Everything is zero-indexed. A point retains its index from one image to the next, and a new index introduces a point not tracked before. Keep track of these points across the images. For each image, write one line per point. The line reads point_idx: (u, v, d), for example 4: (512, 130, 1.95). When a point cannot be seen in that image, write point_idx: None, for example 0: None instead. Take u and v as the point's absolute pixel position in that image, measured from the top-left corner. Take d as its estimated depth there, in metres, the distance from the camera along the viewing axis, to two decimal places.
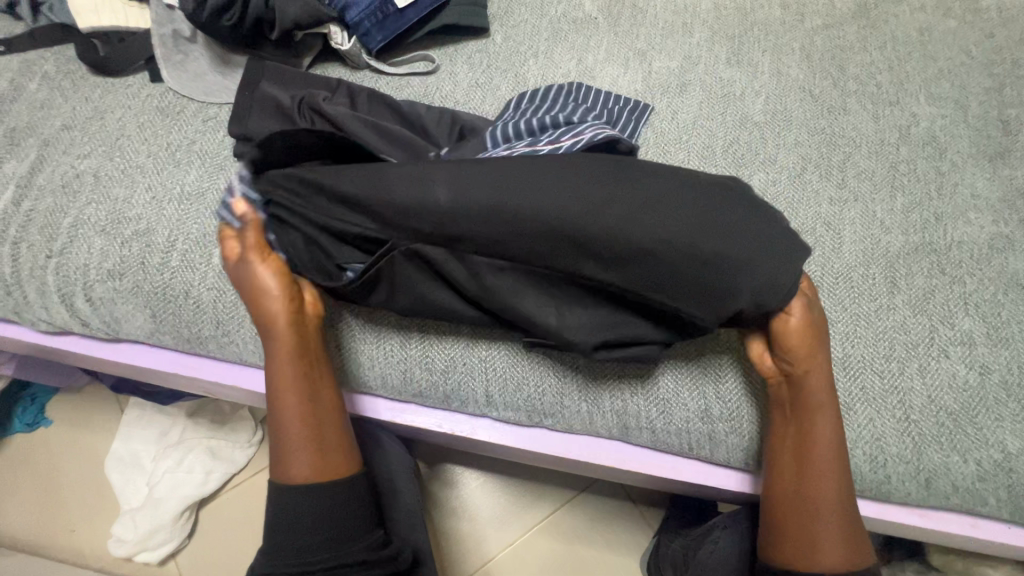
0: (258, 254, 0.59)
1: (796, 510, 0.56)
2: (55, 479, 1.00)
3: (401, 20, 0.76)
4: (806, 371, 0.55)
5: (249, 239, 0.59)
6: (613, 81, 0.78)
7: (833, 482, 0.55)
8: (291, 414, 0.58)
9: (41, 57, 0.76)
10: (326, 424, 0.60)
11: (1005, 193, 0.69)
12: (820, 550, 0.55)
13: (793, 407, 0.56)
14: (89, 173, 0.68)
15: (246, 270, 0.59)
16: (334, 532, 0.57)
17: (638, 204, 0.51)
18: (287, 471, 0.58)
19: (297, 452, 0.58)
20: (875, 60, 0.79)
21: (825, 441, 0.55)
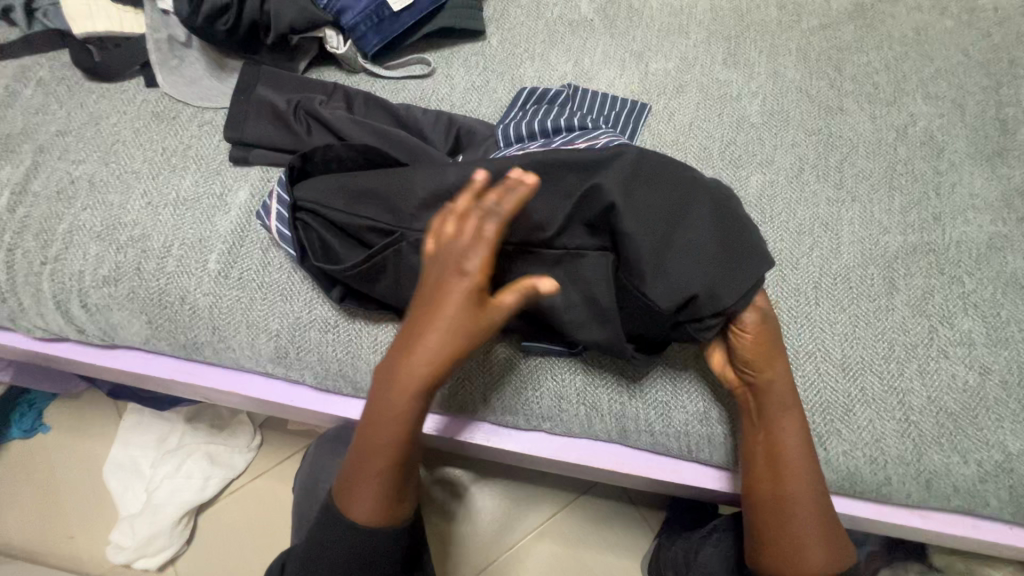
0: (491, 316, 0.50)
1: (776, 515, 0.55)
2: (53, 486, 0.99)
3: (396, 24, 0.76)
4: (768, 376, 0.55)
5: (504, 304, 0.50)
6: (610, 83, 0.78)
7: (807, 485, 0.54)
8: (394, 460, 0.54)
9: (36, 62, 0.76)
10: (410, 473, 0.57)
11: (1003, 192, 0.69)
12: (805, 554, 0.54)
13: (759, 414, 0.56)
14: (84, 179, 0.68)
15: (460, 315, 0.50)
16: (356, 560, 0.56)
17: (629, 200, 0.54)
18: (359, 511, 0.55)
19: (370, 496, 0.55)
20: (872, 60, 0.79)
21: (795, 443, 0.55)
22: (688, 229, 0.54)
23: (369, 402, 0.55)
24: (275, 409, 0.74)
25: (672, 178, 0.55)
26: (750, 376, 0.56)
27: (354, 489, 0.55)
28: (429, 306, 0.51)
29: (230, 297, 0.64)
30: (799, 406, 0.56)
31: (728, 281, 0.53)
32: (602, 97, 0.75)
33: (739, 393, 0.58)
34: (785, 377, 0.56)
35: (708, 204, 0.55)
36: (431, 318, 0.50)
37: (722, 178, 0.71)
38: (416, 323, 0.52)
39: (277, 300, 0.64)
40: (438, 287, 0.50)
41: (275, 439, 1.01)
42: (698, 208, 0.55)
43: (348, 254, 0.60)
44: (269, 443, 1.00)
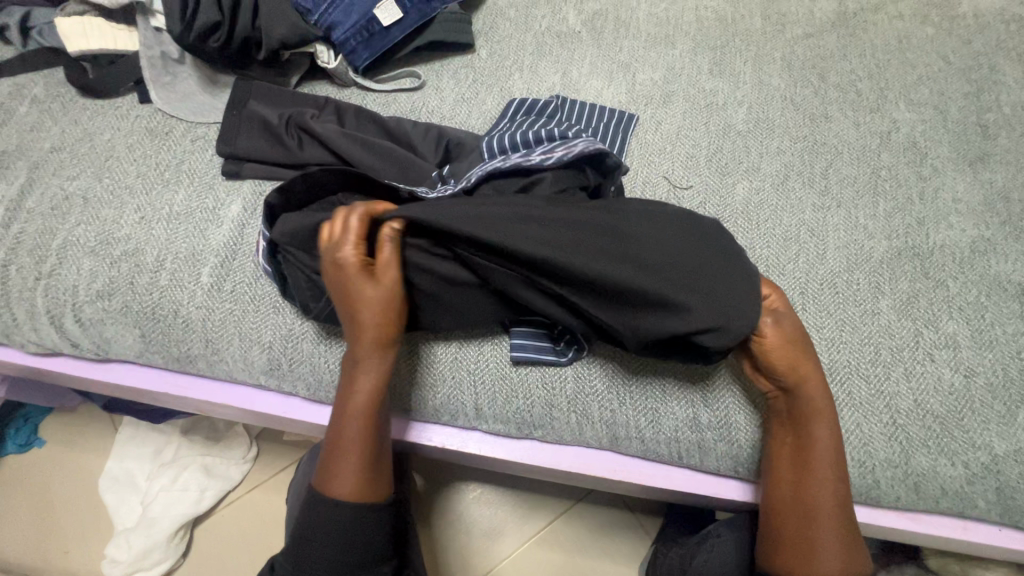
0: (387, 271, 0.56)
1: (798, 519, 0.56)
2: (48, 500, 0.99)
3: (386, 38, 0.77)
4: (801, 381, 0.56)
5: (386, 263, 0.56)
6: (598, 93, 0.79)
7: (831, 493, 0.55)
8: (355, 435, 0.58)
9: (31, 80, 0.77)
10: (382, 450, 0.60)
11: (985, 197, 0.70)
12: (819, 555, 0.55)
13: (792, 419, 0.57)
14: (78, 195, 0.69)
15: (364, 280, 0.55)
16: (344, 557, 0.58)
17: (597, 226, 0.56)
18: (334, 487, 0.58)
19: (348, 473, 0.58)
20: (855, 68, 0.80)
21: (827, 449, 0.55)
22: (681, 270, 0.55)
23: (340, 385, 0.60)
24: (269, 421, 0.74)
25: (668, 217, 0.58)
26: (784, 382, 0.56)
27: (331, 470, 0.59)
28: (344, 285, 0.56)
29: (223, 310, 0.64)
30: (835, 418, 0.56)
31: (733, 307, 0.54)
32: (594, 108, 0.76)
33: (772, 399, 0.58)
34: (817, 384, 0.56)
35: (707, 248, 0.57)
36: (348, 297, 0.56)
37: (709, 186, 0.72)
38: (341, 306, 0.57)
39: (270, 313, 0.64)
40: (340, 270, 0.55)
41: (271, 450, 1.01)
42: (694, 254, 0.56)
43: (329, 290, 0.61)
44: (265, 455, 1.00)
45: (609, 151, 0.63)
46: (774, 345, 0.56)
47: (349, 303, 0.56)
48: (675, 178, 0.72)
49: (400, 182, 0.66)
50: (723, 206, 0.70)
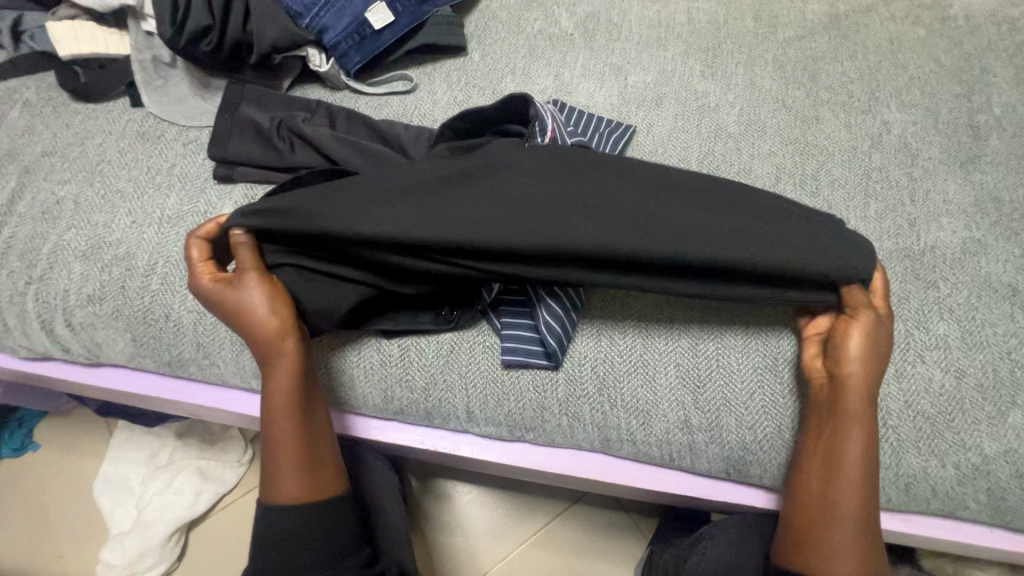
0: (247, 278, 0.57)
1: (821, 520, 0.54)
2: (42, 505, 0.99)
3: (378, 42, 0.77)
4: (867, 371, 0.55)
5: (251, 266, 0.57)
6: (590, 96, 0.79)
7: (862, 497, 0.54)
8: (284, 436, 0.58)
9: (22, 84, 0.77)
10: (319, 446, 0.60)
11: (976, 198, 0.70)
12: (838, 560, 0.53)
13: (829, 413, 0.55)
14: (69, 200, 0.69)
15: (229, 298, 0.57)
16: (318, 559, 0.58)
17: (505, 179, 0.55)
18: (275, 493, 0.58)
19: (290, 475, 0.58)
20: (846, 69, 0.80)
21: (861, 449, 0.54)
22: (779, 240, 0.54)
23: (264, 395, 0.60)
24: (262, 424, 0.74)
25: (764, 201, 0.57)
26: (835, 368, 0.55)
27: (271, 478, 0.59)
28: (232, 302, 0.57)
29: (214, 314, 0.64)
30: (875, 424, 0.55)
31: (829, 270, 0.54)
32: (593, 117, 0.76)
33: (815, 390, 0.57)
34: (876, 383, 0.55)
35: (829, 239, 0.55)
36: (231, 318, 0.58)
37: None
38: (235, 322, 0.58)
39: None
40: (224, 290, 0.57)
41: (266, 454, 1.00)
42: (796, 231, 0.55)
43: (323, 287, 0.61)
44: (260, 458, 1.00)
45: (534, 100, 0.64)
46: (856, 331, 0.55)
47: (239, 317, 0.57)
48: None
49: None
50: None
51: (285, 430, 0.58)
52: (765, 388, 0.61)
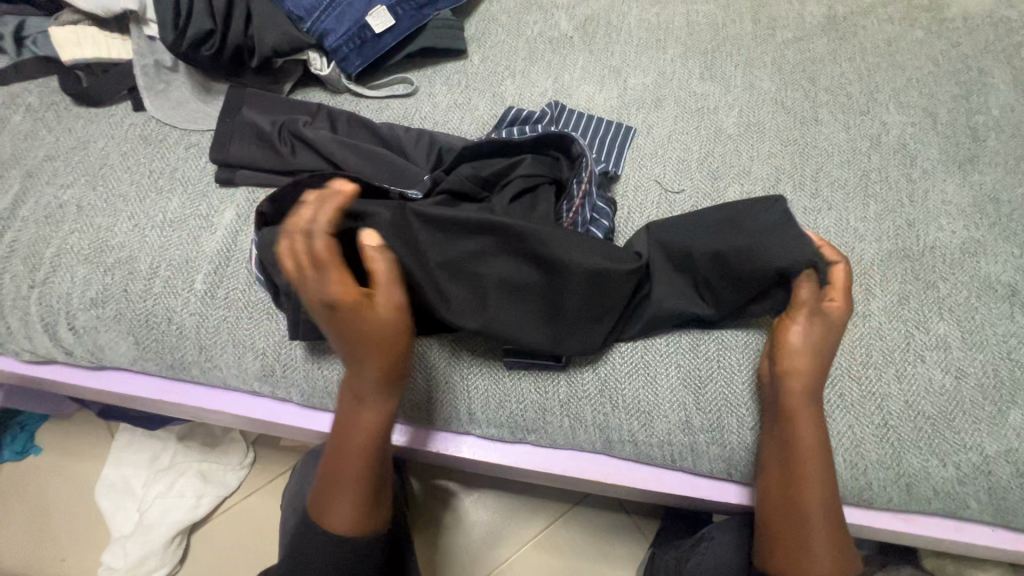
0: (381, 300, 0.58)
1: (788, 509, 0.58)
2: (45, 508, 0.99)
3: (378, 45, 0.78)
4: (807, 360, 0.59)
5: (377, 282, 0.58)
6: (590, 98, 0.79)
7: (822, 480, 0.57)
8: (359, 471, 0.60)
9: (25, 89, 0.77)
10: (382, 481, 0.64)
11: (975, 198, 0.71)
12: (810, 556, 0.57)
13: (776, 415, 0.59)
14: (72, 204, 0.69)
15: (359, 310, 0.58)
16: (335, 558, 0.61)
17: (555, 241, 0.59)
18: (331, 515, 0.61)
19: (353, 506, 0.61)
20: (845, 71, 0.81)
21: (812, 445, 0.57)
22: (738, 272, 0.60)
23: (339, 422, 0.62)
24: (264, 427, 0.74)
25: (718, 225, 0.62)
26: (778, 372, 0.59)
27: (330, 506, 0.61)
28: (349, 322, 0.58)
29: (217, 317, 0.65)
30: (819, 417, 0.58)
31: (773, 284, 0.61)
32: (594, 120, 0.76)
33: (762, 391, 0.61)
34: (820, 375, 0.59)
35: (777, 249, 0.60)
36: (348, 329, 0.58)
37: (700, 189, 0.72)
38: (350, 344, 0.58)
39: (264, 319, 0.64)
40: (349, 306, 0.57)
41: (268, 456, 1.00)
42: (758, 229, 0.61)
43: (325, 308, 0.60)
44: (262, 461, 1.00)
45: (577, 139, 0.66)
46: (792, 343, 0.60)
47: (359, 338, 0.58)
48: (666, 181, 0.73)
49: (392, 186, 0.66)
50: None
51: (355, 455, 0.60)
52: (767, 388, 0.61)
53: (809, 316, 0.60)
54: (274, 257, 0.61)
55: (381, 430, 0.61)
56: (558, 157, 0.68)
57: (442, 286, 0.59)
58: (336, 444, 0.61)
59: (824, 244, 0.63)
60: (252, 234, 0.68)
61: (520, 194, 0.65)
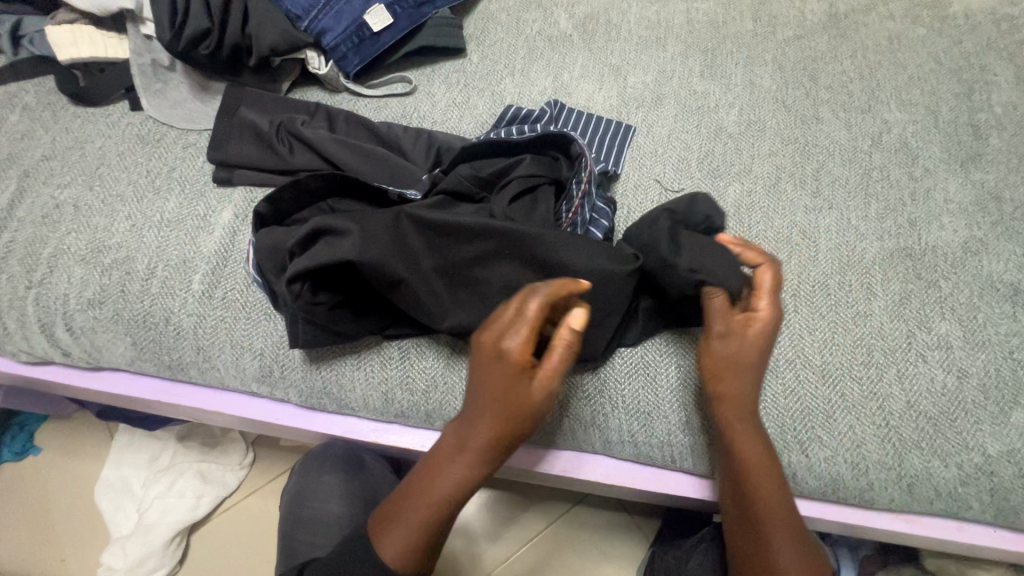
0: (539, 375, 0.52)
1: (742, 522, 0.55)
2: (44, 509, 0.99)
3: (377, 44, 0.77)
4: (734, 376, 0.56)
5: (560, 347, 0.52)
6: (589, 96, 0.79)
7: (775, 491, 0.54)
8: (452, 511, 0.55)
9: (22, 89, 0.77)
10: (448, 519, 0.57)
11: (977, 197, 0.70)
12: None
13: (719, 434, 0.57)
14: (69, 204, 0.69)
15: (516, 373, 0.51)
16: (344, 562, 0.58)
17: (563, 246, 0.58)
18: (388, 548, 0.54)
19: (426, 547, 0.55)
20: (846, 69, 0.80)
21: (759, 461, 0.54)
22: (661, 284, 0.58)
23: (449, 459, 0.54)
24: (263, 427, 0.74)
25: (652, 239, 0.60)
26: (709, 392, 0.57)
27: (404, 544, 0.54)
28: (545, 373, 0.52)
29: (214, 317, 0.64)
30: (760, 432, 0.56)
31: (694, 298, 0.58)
32: (593, 119, 0.76)
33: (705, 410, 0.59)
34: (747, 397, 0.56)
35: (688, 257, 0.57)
36: (490, 380, 0.52)
37: (700, 188, 0.72)
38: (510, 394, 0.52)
39: (261, 319, 0.64)
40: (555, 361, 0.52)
41: (267, 457, 1.00)
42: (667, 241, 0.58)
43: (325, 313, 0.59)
44: (261, 461, 1.00)
45: (576, 138, 0.65)
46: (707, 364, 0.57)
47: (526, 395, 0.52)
48: (666, 180, 0.72)
49: (391, 187, 0.66)
50: None
51: (437, 500, 0.54)
52: (766, 388, 0.61)
53: (720, 335, 0.56)
54: (272, 258, 0.60)
55: (471, 485, 0.55)
56: (558, 156, 0.67)
57: (443, 297, 0.58)
58: (433, 476, 0.55)
59: (742, 246, 0.59)
60: (250, 234, 0.67)
61: (520, 195, 0.64)
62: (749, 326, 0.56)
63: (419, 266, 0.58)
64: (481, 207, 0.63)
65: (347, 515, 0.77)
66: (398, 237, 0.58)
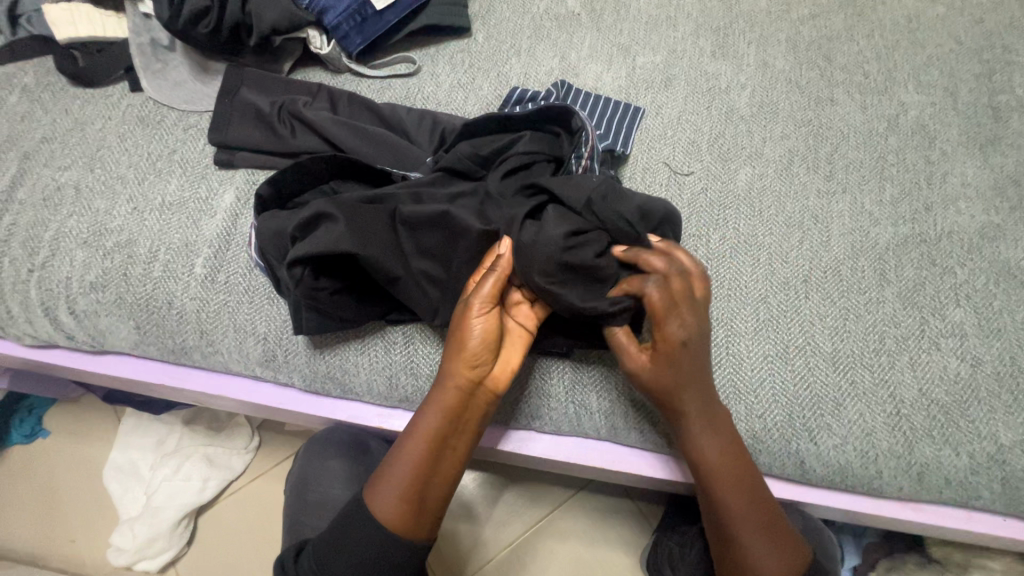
0: (476, 310, 0.54)
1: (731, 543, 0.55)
2: (53, 491, 1.00)
3: (380, 23, 0.75)
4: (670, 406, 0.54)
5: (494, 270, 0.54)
6: (596, 78, 0.77)
7: (756, 507, 0.54)
8: (423, 456, 0.55)
9: (21, 69, 0.76)
10: (431, 482, 0.56)
11: (995, 181, 0.68)
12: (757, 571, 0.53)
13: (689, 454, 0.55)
14: (70, 186, 0.68)
15: (464, 313, 0.55)
16: (340, 542, 0.57)
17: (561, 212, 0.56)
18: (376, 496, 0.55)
19: (397, 492, 0.55)
20: (863, 49, 0.78)
21: (735, 470, 0.54)
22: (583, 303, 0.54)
23: (424, 400, 0.57)
24: (267, 412, 0.74)
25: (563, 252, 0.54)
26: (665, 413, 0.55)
27: (383, 484, 0.56)
28: (480, 293, 0.54)
29: (217, 301, 0.64)
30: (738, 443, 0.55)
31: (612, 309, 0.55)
32: (601, 101, 0.74)
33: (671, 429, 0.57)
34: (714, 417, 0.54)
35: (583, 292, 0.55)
36: (450, 328, 0.56)
37: (710, 171, 0.70)
38: (460, 322, 0.55)
39: (264, 303, 0.64)
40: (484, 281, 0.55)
41: (272, 441, 1.01)
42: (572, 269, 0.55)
43: (325, 301, 0.58)
44: (267, 445, 1.01)
45: (577, 112, 0.63)
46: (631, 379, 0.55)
47: (470, 319, 0.54)
48: (675, 164, 0.71)
49: (394, 168, 0.65)
50: (726, 191, 0.69)
51: (417, 448, 0.56)
52: (776, 375, 0.60)
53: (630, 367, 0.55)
54: (275, 243, 0.60)
55: (443, 424, 0.56)
56: (559, 131, 0.65)
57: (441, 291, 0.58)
58: (413, 416, 0.57)
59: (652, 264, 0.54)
60: (251, 218, 0.67)
61: (516, 170, 0.62)
62: (663, 355, 0.53)
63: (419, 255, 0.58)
64: (478, 185, 0.62)
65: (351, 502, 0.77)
66: (399, 226, 0.58)
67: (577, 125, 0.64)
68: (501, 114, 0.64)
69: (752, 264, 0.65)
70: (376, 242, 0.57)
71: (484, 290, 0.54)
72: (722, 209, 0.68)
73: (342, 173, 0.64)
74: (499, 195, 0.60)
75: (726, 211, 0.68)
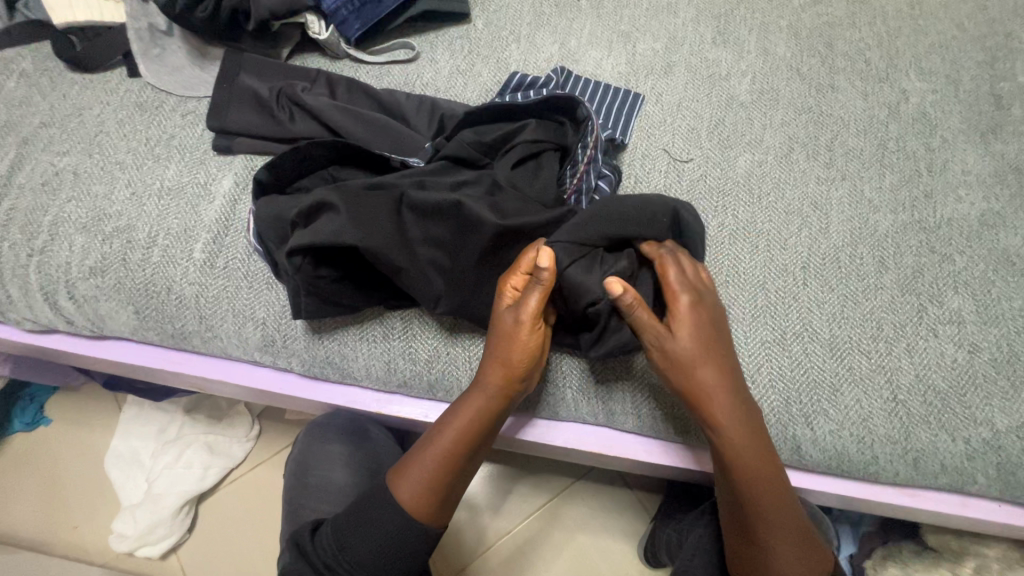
0: (525, 326, 0.53)
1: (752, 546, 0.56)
2: (55, 477, 1.01)
3: (379, 7, 0.74)
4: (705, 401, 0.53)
5: (540, 283, 0.52)
6: (596, 64, 0.77)
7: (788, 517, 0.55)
8: (452, 452, 0.56)
9: (18, 54, 0.75)
10: (456, 476, 0.58)
11: (996, 168, 0.68)
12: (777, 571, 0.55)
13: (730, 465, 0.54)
14: (69, 171, 0.68)
15: (511, 326, 0.53)
16: (355, 524, 0.58)
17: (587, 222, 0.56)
18: (404, 484, 0.57)
19: (421, 483, 0.57)
20: (864, 36, 0.77)
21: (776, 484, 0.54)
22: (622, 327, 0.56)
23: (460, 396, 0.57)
24: (266, 398, 0.74)
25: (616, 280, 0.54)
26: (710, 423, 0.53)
27: (409, 474, 0.57)
28: (527, 306, 0.52)
29: (216, 286, 0.64)
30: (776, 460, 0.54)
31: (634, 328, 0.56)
32: (601, 87, 0.74)
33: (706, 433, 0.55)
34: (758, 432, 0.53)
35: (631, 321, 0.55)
36: (494, 337, 0.55)
37: (710, 158, 0.70)
38: (503, 329, 0.54)
39: (263, 289, 0.64)
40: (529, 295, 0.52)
41: (272, 429, 1.01)
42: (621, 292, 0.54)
43: (325, 289, 0.58)
44: (267, 433, 1.01)
45: (583, 102, 0.63)
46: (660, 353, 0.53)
47: (516, 328, 0.53)
48: (675, 150, 0.70)
49: (393, 153, 0.65)
50: (725, 178, 0.69)
51: (449, 445, 0.56)
52: (774, 362, 0.60)
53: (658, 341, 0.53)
54: (273, 228, 0.60)
55: (474, 424, 0.56)
56: (564, 120, 0.65)
57: (438, 277, 0.58)
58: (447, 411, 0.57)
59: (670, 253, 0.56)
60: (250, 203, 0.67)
61: (523, 160, 0.63)
62: (681, 319, 0.52)
63: (416, 242, 0.58)
64: (483, 173, 0.62)
65: (352, 485, 0.78)
66: (397, 212, 0.58)
67: (583, 114, 0.64)
68: (507, 103, 0.64)
69: (751, 251, 0.65)
70: (375, 229, 0.57)
71: (529, 305, 0.52)
72: (721, 196, 0.68)
73: (340, 158, 0.64)
74: (506, 184, 0.61)
75: (725, 198, 0.68)
